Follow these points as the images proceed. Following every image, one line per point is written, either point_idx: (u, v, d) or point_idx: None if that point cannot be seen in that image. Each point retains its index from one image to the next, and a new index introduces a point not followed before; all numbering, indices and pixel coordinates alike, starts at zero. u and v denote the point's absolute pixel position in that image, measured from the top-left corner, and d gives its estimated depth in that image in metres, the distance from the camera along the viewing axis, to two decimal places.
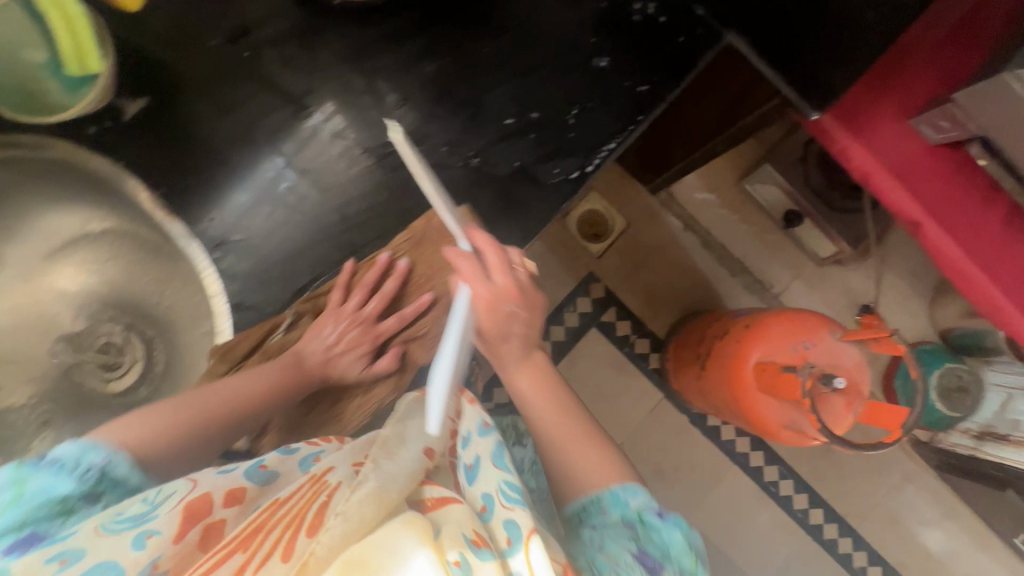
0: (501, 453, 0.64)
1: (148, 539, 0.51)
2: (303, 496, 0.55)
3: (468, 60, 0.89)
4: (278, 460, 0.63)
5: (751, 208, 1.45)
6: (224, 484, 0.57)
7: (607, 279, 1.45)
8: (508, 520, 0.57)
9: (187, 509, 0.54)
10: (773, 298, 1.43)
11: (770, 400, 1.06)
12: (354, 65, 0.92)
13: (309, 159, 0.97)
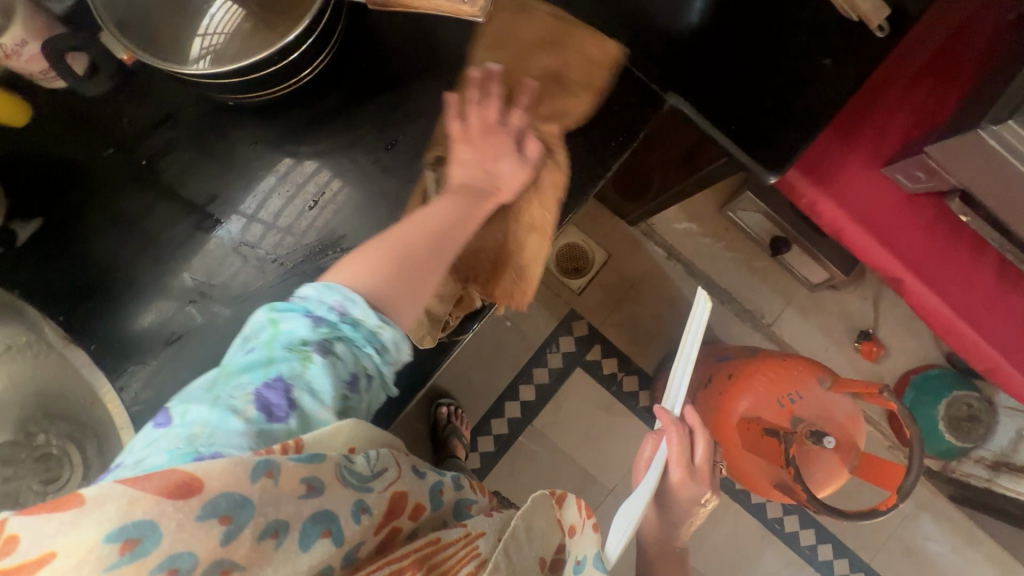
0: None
1: (363, 515, 0.44)
2: (455, 554, 0.47)
3: (400, 109, 0.73)
4: (448, 489, 0.54)
5: (736, 234, 1.35)
6: (415, 493, 0.49)
7: (592, 316, 1.41)
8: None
9: (390, 500, 0.46)
10: (765, 326, 1.34)
11: (757, 458, 0.93)
12: (274, 126, 0.71)
13: (289, 215, 0.71)
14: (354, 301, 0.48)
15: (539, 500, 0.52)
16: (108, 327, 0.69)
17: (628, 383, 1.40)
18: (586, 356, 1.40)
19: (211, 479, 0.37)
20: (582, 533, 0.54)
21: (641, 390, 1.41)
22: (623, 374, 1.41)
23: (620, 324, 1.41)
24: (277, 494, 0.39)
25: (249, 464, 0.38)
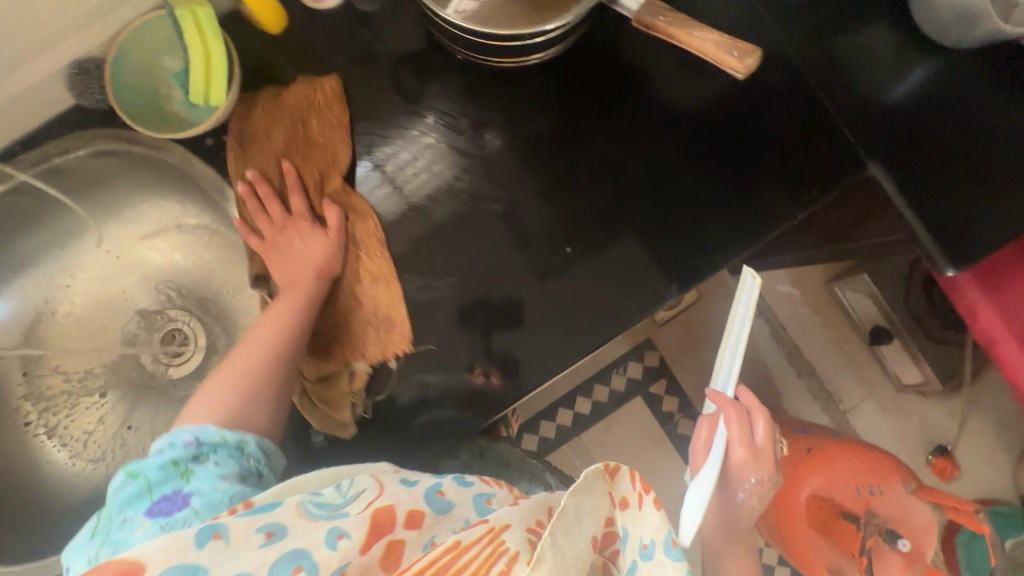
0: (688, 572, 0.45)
1: (340, 541, 0.42)
2: (478, 555, 0.40)
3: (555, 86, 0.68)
4: (452, 490, 0.50)
5: (835, 312, 1.31)
6: (406, 503, 0.46)
7: (666, 351, 1.42)
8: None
9: (372, 517, 0.44)
10: (838, 411, 1.31)
11: (819, 540, 0.92)
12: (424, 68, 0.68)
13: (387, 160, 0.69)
14: (206, 432, 0.52)
15: (591, 477, 0.44)
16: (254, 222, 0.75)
17: (683, 426, 1.39)
18: (649, 387, 1.41)
19: (150, 560, 0.38)
20: (641, 510, 0.47)
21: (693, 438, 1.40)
22: (680, 415, 1.40)
23: (691, 366, 1.41)
24: (230, 553, 0.40)
25: (188, 538, 0.40)
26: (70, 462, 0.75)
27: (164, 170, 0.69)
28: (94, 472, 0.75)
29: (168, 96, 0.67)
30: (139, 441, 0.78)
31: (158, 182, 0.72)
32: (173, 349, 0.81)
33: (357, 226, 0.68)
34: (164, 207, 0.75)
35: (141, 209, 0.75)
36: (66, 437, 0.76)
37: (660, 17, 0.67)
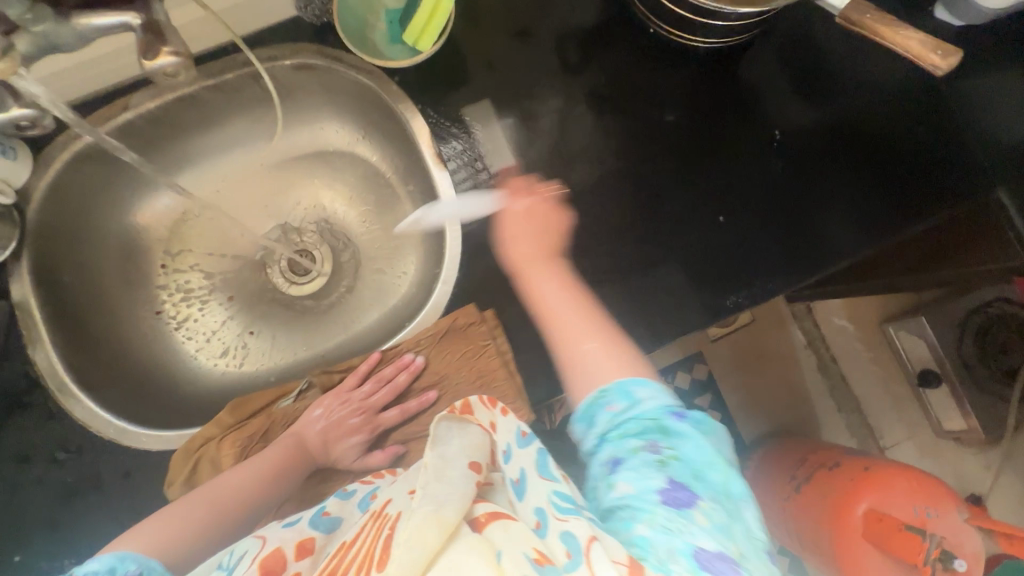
0: (548, 466, 0.47)
1: None
2: (366, 536, 0.42)
3: (661, 104, 0.74)
4: (337, 506, 0.52)
5: (885, 351, 1.37)
6: (292, 538, 0.46)
7: (715, 365, 1.44)
8: (567, 535, 0.39)
9: (261, 566, 0.42)
10: (876, 448, 1.35)
11: (875, 554, 0.96)
12: (597, 54, 0.74)
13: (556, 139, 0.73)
14: (150, 568, 0.46)
15: (443, 425, 0.50)
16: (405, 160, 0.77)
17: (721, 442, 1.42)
18: (694, 400, 1.44)
19: None
20: (468, 427, 0.51)
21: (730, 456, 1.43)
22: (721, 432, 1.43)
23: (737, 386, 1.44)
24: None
25: None
26: (195, 354, 0.79)
27: (348, 92, 0.73)
28: (215, 368, 0.78)
29: (375, 26, 0.69)
30: (259, 347, 0.81)
31: (331, 104, 0.76)
32: (301, 264, 0.84)
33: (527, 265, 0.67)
34: (327, 129, 0.79)
35: (309, 129, 0.79)
36: (196, 331, 0.80)
37: (870, 13, 0.55)
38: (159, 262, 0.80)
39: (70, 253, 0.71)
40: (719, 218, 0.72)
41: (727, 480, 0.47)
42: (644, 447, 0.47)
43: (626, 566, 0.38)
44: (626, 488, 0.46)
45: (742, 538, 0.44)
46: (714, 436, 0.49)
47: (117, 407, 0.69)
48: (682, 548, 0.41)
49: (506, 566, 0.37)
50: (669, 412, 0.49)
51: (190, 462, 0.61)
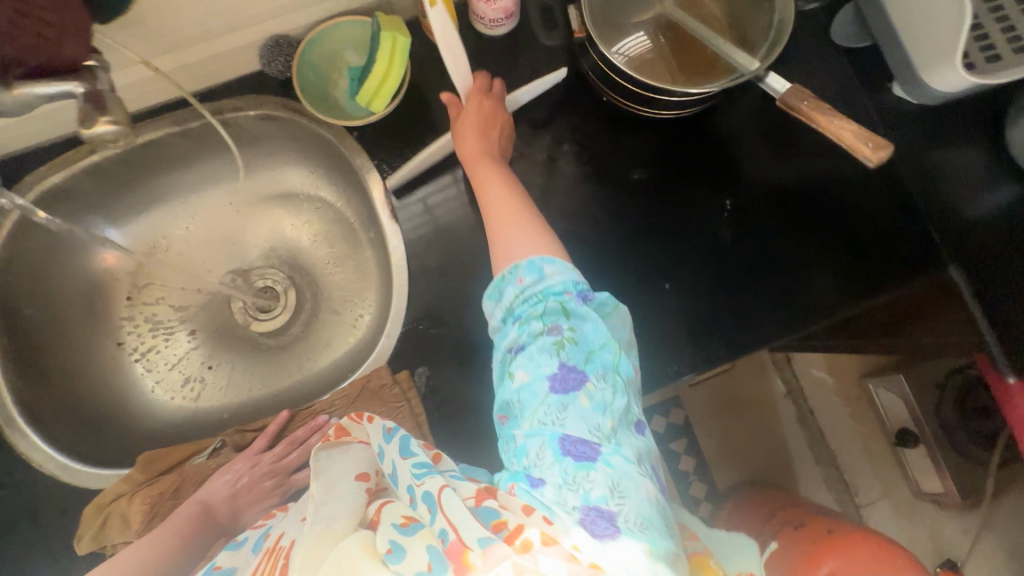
0: (412, 446, 0.52)
1: None
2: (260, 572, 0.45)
3: (613, 168, 0.75)
4: (231, 557, 0.49)
5: (864, 406, 1.35)
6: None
7: (691, 411, 1.43)
8: (428, 496, 0.46)
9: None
10: (851, 505, 1.32)
11: None
12: (559, 116, 0.75)
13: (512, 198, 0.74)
14: None
15: (323, 456, 0.52)
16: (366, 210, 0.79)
17: (695, 489, 1.40)
18: (668, 444, 1.42)
19: None
20: (345, 445, 0.54)
21: (703, 503, 1.40)
22: (694, 478, 1.41)
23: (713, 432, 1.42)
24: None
25: None
26: (151, 386, 0.80)
27: (310, 143, 0.75)
28: (169, 401, 0.80)
29: (337, 86, 0.71)
30: (214, 383, 0.82)
31: (295, 152, 0.79)
32: (263, 303, 0.87)
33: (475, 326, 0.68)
34: (293, 175, 0.82)
35: (274, 173, 0.82)
36: (154, 363, 0.81)
37: (807, 101, 0.59)
38: (125, 294, 0.82)
39: (35, 289, 0.74)
40: (664, 285, 0.72)
41: (617, 357, 0.51)
42: (545, 332, 0.51)
43: (472, 499, 0.46)
44: (523, 378, 0.50)
45: (619, 411, 0.49)
46: (613, 320, 0.54)
47: (66, 440, 0.70)
48: (551, 437, 0.47)
49: (380, 544, 0.44)
50: (573, 294, 0.52)
51: (97, 519, 0.61)
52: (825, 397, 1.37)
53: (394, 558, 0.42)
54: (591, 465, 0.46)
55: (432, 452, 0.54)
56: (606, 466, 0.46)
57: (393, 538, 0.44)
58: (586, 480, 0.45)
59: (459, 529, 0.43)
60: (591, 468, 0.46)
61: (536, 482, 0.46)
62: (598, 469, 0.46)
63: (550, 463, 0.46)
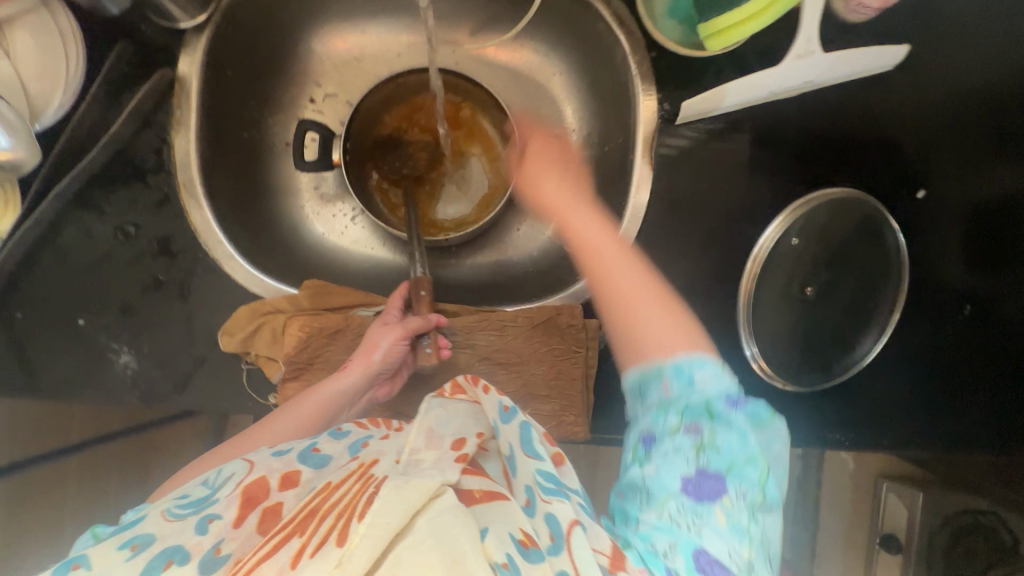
0: (533, 439, 0.43)
1: (135, 546, 0.34)
2: (347, 486, 0.37)
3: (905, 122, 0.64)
4: (330, 443, 0.44)
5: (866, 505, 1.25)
6: (278, 467, 0.41)
7: None
8: (552, 519, 0.37)
9: (243, 492, 0.38)
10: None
11: None
12: (865, 118, 0.64)
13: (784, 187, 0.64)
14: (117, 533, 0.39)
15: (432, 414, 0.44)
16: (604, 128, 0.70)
17: None
18: None
19: None
20: (456, 404, 0.46)
21: None
22: None
23: None
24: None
25: None
26: (310, 213, 0.72)
27: (603, 28, 0.64)
28: (322, 237, 0.72)
29: None
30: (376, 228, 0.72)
31: (574, 26, 0.67)
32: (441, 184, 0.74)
33: None
34: (554, 48, 0.71)
35: (523, 43, 0.72)
36: (320, 183, 0.72)
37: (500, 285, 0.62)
38: (309, 95, 0.72)
39: (242, 48, 0.65)
40: (805, 290, 0.63)
41: (765, 476, 0.40)
42: (681, 430, 0.41)
43: (606, 558, 0.35)
44: (652, 472, 0.40)
45: (756, 539, 0.38)
46: (764, 433, 0.41)
47: (234, 224, 0.63)
48: (684, 544, 0.37)
49: (491, 546, 0.34)
50: (723, 399, 0.41)
51: (253, 324, 0.58)
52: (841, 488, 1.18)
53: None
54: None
55: (554, 450, 0.44)
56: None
57: (511, 553, 0.34)
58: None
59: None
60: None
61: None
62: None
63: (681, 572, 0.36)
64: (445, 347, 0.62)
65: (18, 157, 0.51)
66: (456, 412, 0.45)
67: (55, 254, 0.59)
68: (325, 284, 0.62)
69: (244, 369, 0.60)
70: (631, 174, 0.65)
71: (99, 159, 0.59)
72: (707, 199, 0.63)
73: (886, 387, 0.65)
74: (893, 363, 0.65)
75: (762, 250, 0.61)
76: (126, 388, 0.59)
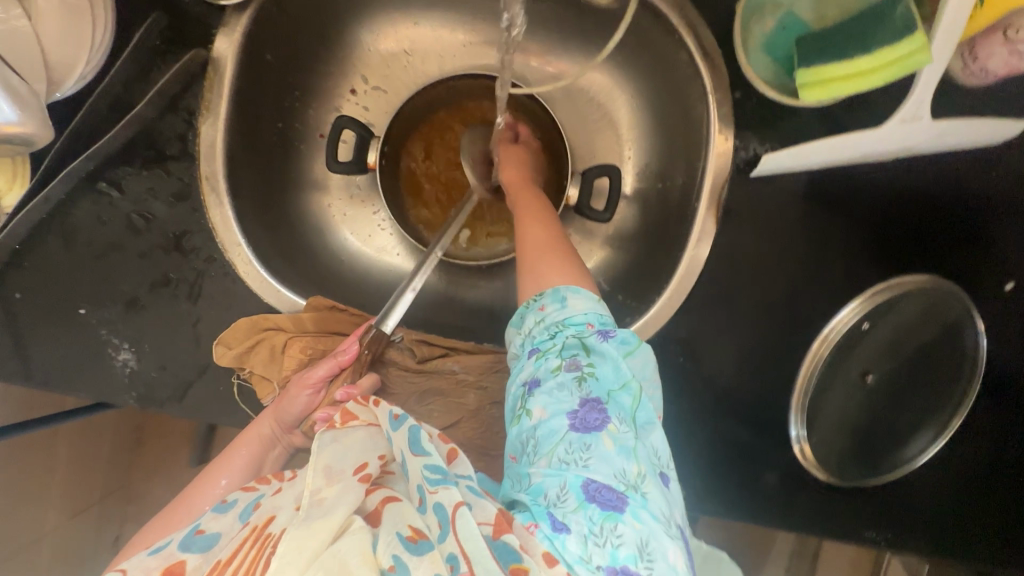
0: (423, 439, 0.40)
1: None
2: (242, 557, 0.32)
3: (1005, 200, 0.57)
4: (217, 520, 0.36)
5: None
6: (158, 564, 0.33)
7: None
8: (440, 507, 0.35)
9: None
10: None
11: None
12: (964, 189, 0.57)
13: (860, 256, 0.57)
14: None
15: (321, 448, 0.37)
16: (664, 165, 0.64)
17: None
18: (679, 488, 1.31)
19: None
20: (352, 433, 0.40)
21: None
22: None
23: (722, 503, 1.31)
24: None
25: None
26: (336, 214, 0.66)
27: (681, 58, 0.57)
28: (346, 242, 0.66)
29: (766, 20, 0.53)
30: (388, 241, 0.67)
31: (648, 50, 0.60)
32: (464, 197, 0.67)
33: (708, 371, 0.58)
34: (621, 68, 0.64)
35: (588, 58, 0.64)
36: (349, 184, 0.67)
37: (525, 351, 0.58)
38: (350, 84, 0.66)
39: (284, 31, 0.59)
40: (865, 377, 0.57)
41: (638, 402, 0.42)
42: (563, 368, 0.42)
43: (490, 527, 0.35)
44: (541, 416, 0.41)
45: (648, 456, 0.40)
46: (637, 358, 0.44)
47: (255, 223, 0.59)
48: (573, 481, 0.38)
49: (380, 552, 0.33)
50: (594, 330, 0.44)
51: (251, 340, 0.54)
52: (844, 557, 1.06)
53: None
54: (619, 517, 0.37)
55: (447, 447, 0.42)
56: (635, 520, 0.37)
57: (398, 553, 0.32)
58: (614, 534, 0.36)
59: (473, 562, 0.33)
60: (619, 521, 0.36)
61: (558, 529, 0.36)
62: (627, 523, 0.37)
63: (572, 509, 0.37)
64: (456, 385, 0.58)
65: (27, 131, 0.45)
66: (347, 445, 0.38)
67: (61, 234, 0.55)
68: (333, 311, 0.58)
69: (234, 384, 0.56)
70: (690, 224, 0.58)
71: (120, 138, 0.54)
72: (766, 265, 0.57)
73: (938, 489, 0.59)
74: (951, 466, 0.59)
75: (833, 334, 0.56)
76: (120, 387, 0.55)
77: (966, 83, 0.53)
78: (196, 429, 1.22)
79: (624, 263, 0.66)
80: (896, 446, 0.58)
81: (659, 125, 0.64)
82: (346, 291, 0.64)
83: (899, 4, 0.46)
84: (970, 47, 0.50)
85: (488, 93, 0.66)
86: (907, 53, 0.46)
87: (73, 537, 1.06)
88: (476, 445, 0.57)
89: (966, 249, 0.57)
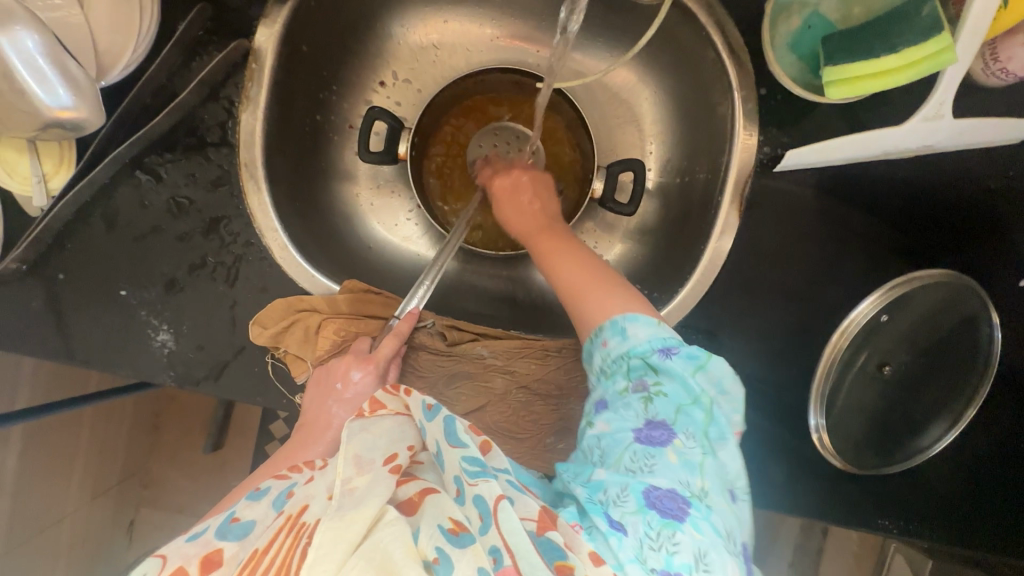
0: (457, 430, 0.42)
1: None
2: (278, 546, 0.33)
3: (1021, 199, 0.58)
4: (250, 508, 0.38)
5: None
6: (197, 552, 0.34)
7: None
8: (478, 500, 0.36)
9: None
10: None
11: None
12: (982, 187, 0.58)
13: (876, 249, 0.58)
14: None
15: (350, 440, 0.38)
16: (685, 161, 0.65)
17: None
18: None
19: None
20: (380, 422, 0.41)
21: None
22: None
23: None
24: None
25: None
26: (365, 203, 0.68)
27: (707, 56, 0.59)
28: (373, 230, 0.68)
29: (791, 19, 0.55)
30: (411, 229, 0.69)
31: (675, 47, 0.62)
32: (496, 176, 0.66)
33: (728, 361, 0.59)
34: (646, 65, 0.65)
35: (614, 55, 0.66)
36: (378, 174, 0.68)
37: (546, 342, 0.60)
38: (380, 77, 0.68)
39: (319, 25, 0.60)
40: (883, 368, 0.59)
41: (711, 414, 0.43)
42: (631, 389, 0.44)
43: (534, 522, 0.36)
44: (606, 429, 0.43)
45: (714, 472, 0.41)
46: (710, 372, 0.44)
47: (289, 210, 0.60)
48: (635, 485, 0.40)
49: (422, 544, 0.34)
50: (659, 348, 0.44)
51: (287, 320, 0.56)
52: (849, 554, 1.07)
53: (441, 571, 0.32)
54: (678, 525, 0.38)
55: (481, 439, 0.43)
56: (695, 531, 0.38)
57: (441, 544, 0.33)
58: (670, 541, 0.37)
59: (517, 555, 0.34)
60: (678, 530, 0.37)
61: (615, 527, 0.38)
62: (685, 533, 0.37)
63: (630, 512, 0.39)
64: (482, 369, 0.60)
65: (80, 116, 0.48)
66: (377, 439, 0.39)
67: (104, 216, 0.57)
68: (367, 297, 0.60)
69: (268, 364, 0.58)
70: (713, 217, 0.60)
71: (162, 125, 0.56)
72: (786, 257, 0.59)
73: (949, 478, 0.60)
74: (963, 457, 0.61)
75: (850, 328, 0.56)
76: (158, 365, 0.57)
77: (985, 84, 0.55)
78: (211, 418, 1.23)
79: (645, 256, 0.67)
80: (911, 437, 0.60)
81: (682, 120, 0.65)
82: (373, 277, 0.66)
83: (924, 4, 0.48)
84: (991, 49, 0.52)
85: (514, 88, 0.68)
86: (933, 52, 0.47)
87: (92, 519, 1.08)
88: (501, 428, 0.59)
89: (981, 246, 0.59)
